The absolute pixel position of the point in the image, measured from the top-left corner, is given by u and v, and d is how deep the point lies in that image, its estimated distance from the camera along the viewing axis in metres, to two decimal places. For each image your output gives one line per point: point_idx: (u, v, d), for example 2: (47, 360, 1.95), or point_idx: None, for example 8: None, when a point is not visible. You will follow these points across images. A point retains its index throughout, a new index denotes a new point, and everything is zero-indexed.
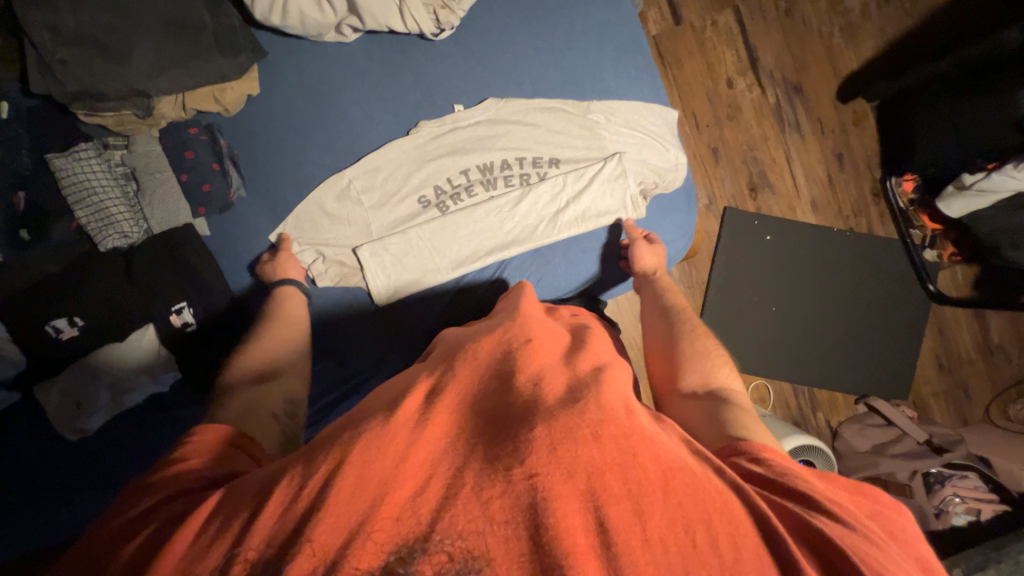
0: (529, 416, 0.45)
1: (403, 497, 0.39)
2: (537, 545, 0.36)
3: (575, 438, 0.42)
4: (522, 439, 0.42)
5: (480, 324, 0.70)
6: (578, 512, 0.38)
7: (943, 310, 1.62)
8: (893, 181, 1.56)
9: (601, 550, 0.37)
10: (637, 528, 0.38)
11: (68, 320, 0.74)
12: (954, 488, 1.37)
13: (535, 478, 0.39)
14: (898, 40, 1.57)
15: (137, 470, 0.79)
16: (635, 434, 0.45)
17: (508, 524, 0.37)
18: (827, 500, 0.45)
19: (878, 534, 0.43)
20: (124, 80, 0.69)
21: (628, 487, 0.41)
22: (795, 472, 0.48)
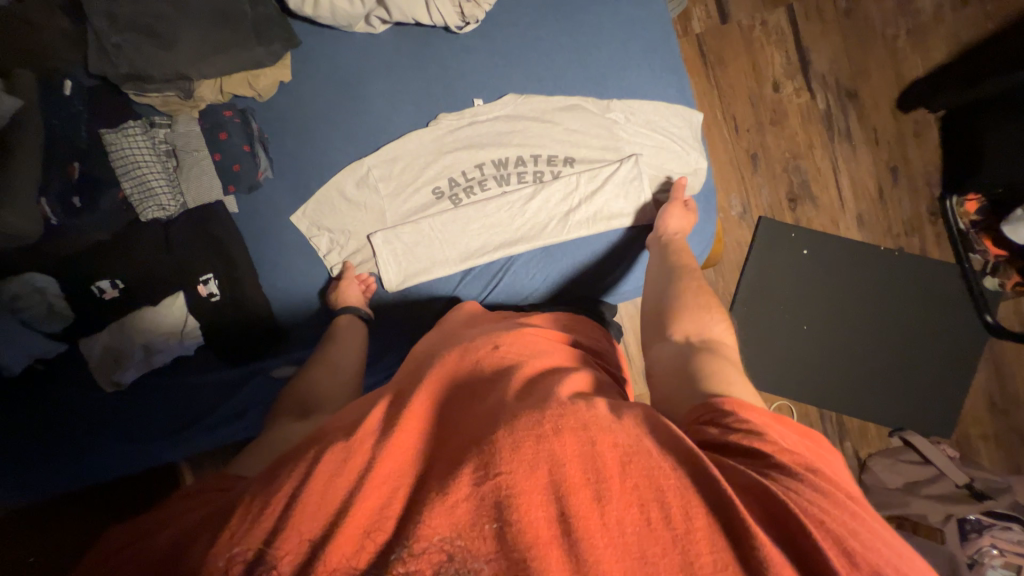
0: (501, 421, 0.46)
1: (375, 503, 0.41)
2: (502, 539, 0.37)
3: (536, 435, 0.43)
4: (486, 443, 0.44)
5: (485, 324, 0.70)
6: (539, 506, 0.39)
7: (1001, 344, 1.48)
8: (954, 201, 1.43)
9: (564, 542, 0.37)
10: (597, 514, 0.39)
11: (110, 282, 0.81)
12: (993, 539, 1.24)
13: (497, 477, 0.40)
14: (973, 45, 1.43)
15: (163, 422, 0.86)
16: (592, 423, 0.45)
17: (477, 526, 0.38)
18: (784, 459, 0.45)
19: (830, 481, 0.44)
20: (171, 64, 0.76)
21: (587, 474, 0.41)
22: (755, 431, 0.47)
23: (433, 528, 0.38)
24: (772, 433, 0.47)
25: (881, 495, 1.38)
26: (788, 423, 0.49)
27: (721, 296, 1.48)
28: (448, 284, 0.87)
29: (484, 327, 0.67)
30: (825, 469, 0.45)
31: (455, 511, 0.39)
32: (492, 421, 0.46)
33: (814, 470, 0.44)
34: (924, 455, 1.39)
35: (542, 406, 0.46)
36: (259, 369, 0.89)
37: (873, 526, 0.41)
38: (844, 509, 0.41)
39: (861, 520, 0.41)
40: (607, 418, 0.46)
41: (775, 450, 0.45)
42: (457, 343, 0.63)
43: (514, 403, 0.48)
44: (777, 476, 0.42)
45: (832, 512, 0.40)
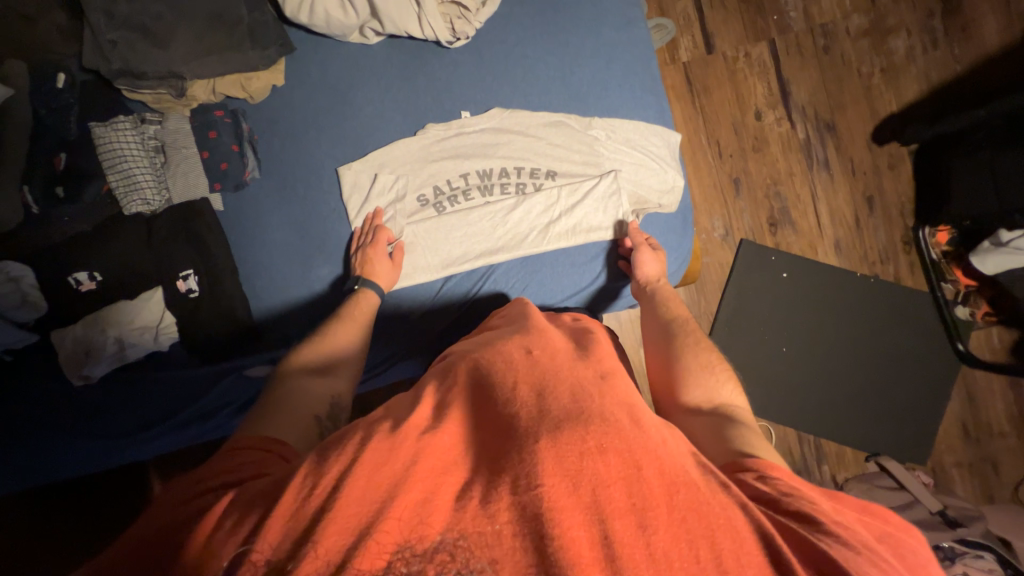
0: (539, 426, 0.43)
1: (414, 501, 0.39)
2: (541, 553, 0.35)
3: (580, 449, 0.40)
4: (526, 450, 0.41)
5: (489, 333, 0.68)
6: (581, 526, 0.37)
7: (973, 373, 1.51)
8: (927, 232, 1.48)
9: (605, 566, 0.35)
10: (640, 543, 0.37)
11: (88, 274, 0.81)
12: (964, 566, 1.22)
13: (535, 489, 0.38)
14: (941, 86, 1.51)
15: (124, 425, 0.85)
16: (642, 448, 0.42)
17: (515, 536, 0.36)
18: (836, 525, 0.42)
19: (884, 559, 0.41)
20: (163, 63, 0.79)
21: (633, 502, 0.39)
22: (805, 494, 0.46)
23: (472, 535, 0.37)
24: (824, 504, 0.45)
25: None
26: (842, 506, 0.47)
27: (703, 316, 1.50)
28: (427, 290, 0.88)
29: (518, 328, 0.65)
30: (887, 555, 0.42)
31: (495, 522, 0.37)
32: (479, 423, 0.47)
33: (871, 545, 0.42)
34: (896, 479, 1.40)
35: (514, 408, 0.47)
36: (234, 368, 0.88)
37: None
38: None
39: None
40: (653, 438, 0.45)
41: (828, 515, 0.43)
42: (453, 353, 0.64)
43: (554, 401, 0.45)
44: (823, 533, 0.41)
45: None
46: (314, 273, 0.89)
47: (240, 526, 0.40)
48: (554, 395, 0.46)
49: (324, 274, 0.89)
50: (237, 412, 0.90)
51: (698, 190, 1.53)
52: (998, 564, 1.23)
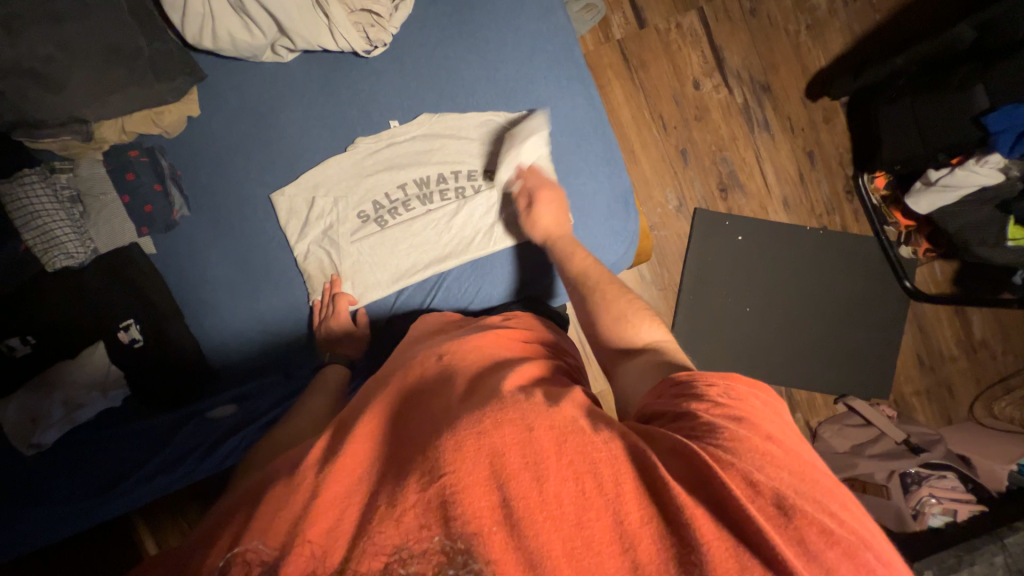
0: (447, 422, 0.44)
1: (327, 523, 0.39)
2: (447, 531, 0.36)
3: (477, 431, 0.41)
4: (429, 450, 0.42)
5: (421, 339, 0.70)
6: (482, 496, 0.37)
7: (922, 307, 1.59)
8: (865, 178, 1.55)
9: (506, 526, 0.36)
10: (535, 494, 0.37)
11: (20, 338, 0.77)
12: (931, 488, 1.34)
13: (441, 477, 0.39)
14: (864, 37, 1.56)
15: (78, 493, 0.78)
16: (532, 411, 0.44)
17: (427, 530, 0.36)
18: (714, 417, 0.45)
19: (755, 429, 0.44)
20: (64, 109, 0.74)
21: (526, 459, 0.39)
22: (698, 391, 0.48)
23: (384, 537, 0.36)
24: (709, 393, 0.48)
25: (831, 461, 1.45)
26: (735, 380, 0.50)
27: (668, 287, 1.54)
28: (380, 307, 0.87)
29: (445, 337, 0.67)
30: (761, 421, 0.45)
31: (404, 519, 0.37)
32: (420, 433, 0.46)
33: (741, 420, 0.45)
34: (864, 417, 1.48)
35: (444, 407, 0.47)
36: (195, 412, 0.85)
37: (790, 462, 0.42)
38: (761, 449, 0.42)
39: (779, 465, 0.42)
40: (543, 404, 0.45)
41: (708, 408, 0.46)
42: (388, 364, 0.66)
43: (465, 404, 0.47)
44: (700, 432, 0.44)
45: (751, 459, 0.41)
46: (263, 305, 0.87)
47: None
48: (481, 398, 0.47)
49: (274, 303, 0.87)
50: (205, 457, 0.82)
51: (647, 164, 1.55)
52: (958, 479, 1.37)
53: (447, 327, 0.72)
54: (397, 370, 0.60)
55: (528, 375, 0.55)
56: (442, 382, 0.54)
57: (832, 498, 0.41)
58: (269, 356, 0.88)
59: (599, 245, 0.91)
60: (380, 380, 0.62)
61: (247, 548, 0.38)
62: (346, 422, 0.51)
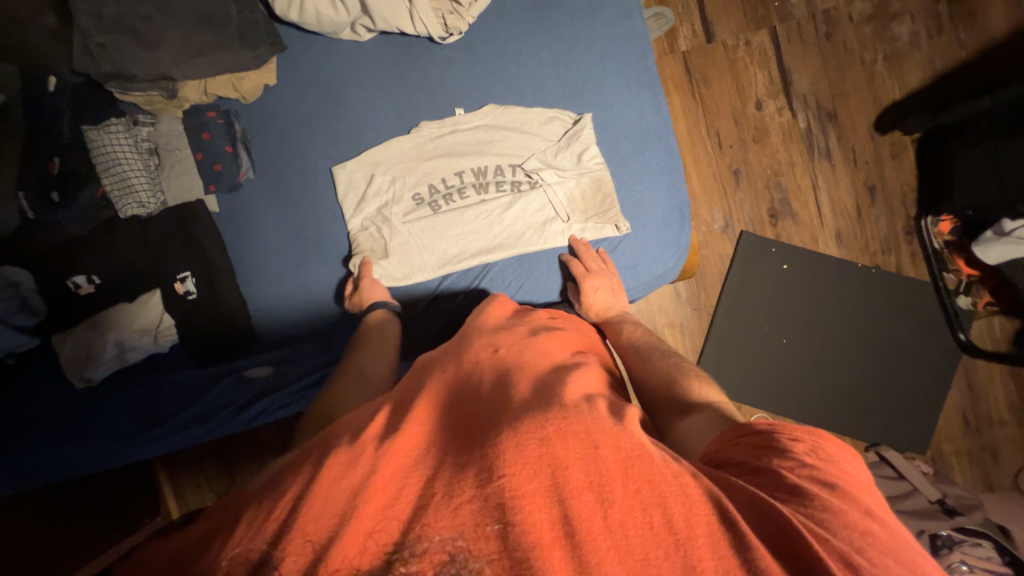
0: (507, 423, 0.46)
1: (380, 505, 0.40)
2: (505, 539, 0.37)
3: (540, 437, 0.43)
4: (491, 444, 0.44)
5: (465, 331, 0.71)
6: (542, 508, 0.38)
7: (975, 363, 1.50)
8: (929, 221, 1.47)
9: (566, 544, 0.37)
10: (599, 517, 0.38)
11: (87, 278, 0.83)
12: (963, 555, 1.20)
13: (500, 478, 0.40)
14: (946, 73, 1.49)
15: (130, 425, 0.84)
16: (597, 429, 0.45)
17: (484, 522, 0.38)
18: (800, 475, 0.44)
19: (849, 498, 0.43)
20: (155, 65, 0.78)
21: (590, 478, 0.41)
22: (781, 445, 0.47)
23: (437, 529, 0.38)
24: (791, 448, 0.47)
25: None
26: (820, 437, 0.49)
27: (703, 308, 1.50)
28: (424, 289, 0.88)
29: (491, 329, 0.68)
30: (860, 494, 0.44)
31: (458, 512, 0.39)
32: (477, 432, 0.47)
33: (834, 488, 0.43)
34: (897, 470, 1.40)
35: (499, 406, 0.50)
36: (234, 368, 0.88)
37: (892, 544, 0.40)
38: (859, 526, 0.40)
39: (872, 535, 0.40)
40: (608, 419, 0.47)
41: (793, 467, 0.45)
42: (425, 357, 0.67)
43: (525, 405, 0.49)
44: (785, 495, 0.43)
45: (841, 530, 0.40)
46: (312, 275, 0.89)
47: (227, 535, 0.40)
48: (540, 401, 0.49)
49: (322, 274, 0.89)
50: (234, 415, 0.86)
51: (698, 182, 1.52)
52: (995, 551, 1.22)
53: (495, 321, 0.72)
54: (451, 356, 0.63)
55: (576, 380, 0.55)
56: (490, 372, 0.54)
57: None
58: (312, 325, 0.90)
59: (649, 255, 0.89)
60: (423, 366, 0.63)
61: (247, 548, 0.38)
62: (395, 407, 0.52)
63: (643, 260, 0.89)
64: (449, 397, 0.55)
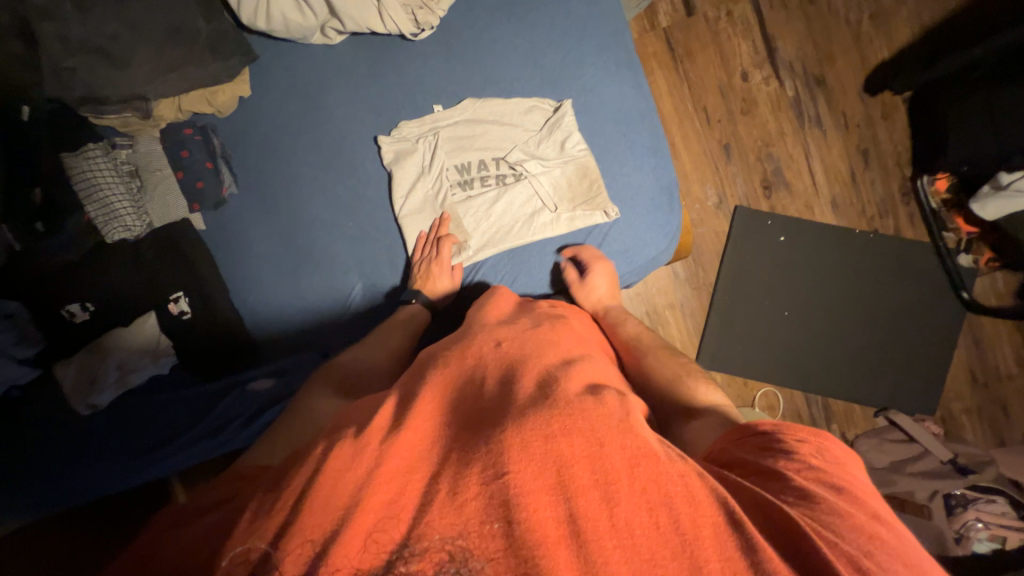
0: (511, 418, 0.46)
1: (386, 497, 0.41)
2: (510, 535, 0.37)
3: (545, 434, 0.43)
4: (495, 438, 0.43)
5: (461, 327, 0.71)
6: (547, 506, 0.39)
7: (979, 320, 1.49)
8: (926, 180, 1.45)
9: (572, 542, 0.37)
10: (604, 516, 0.38)
11: (80, 304, 0.83)
12: (977, 512, 1.27)
13: (504, 475, 0.40)
14: (934, 27, 1.46)
15: (128, 448, 0.78)
16: (602, 426, 0.45)
17: (490, 518, 0.38)
18: (805, 476, 0.45)
19: (853, 500, 0.43)
20: (126, 85, 0.77)
21: (596, 477, 0.41)
22: (786, 447, 0.48)
23: (439, 528, 0.38)
24: (797, 449, 0.48)
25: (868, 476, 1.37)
26: (823, 438, 0.50)
27: (703, 286, 1.49)
28: None
29: (485, 322, 0.69)
30: (866, 497, 0.44)
31: (464, 509, 0.39)
32: (478, 429, 0.47)
33: (839, 489, 0.44)
34: (906, 432, 1.39)
35: (496, 403, 0.49)
36: (239, 382, 0.88)
37: (897, 548, 0.40)
38: (867, 530, 0.41)
39: (876, 537, 0.40)
40: (618, 415, 0.48)
41: (799, 469, 0.46)
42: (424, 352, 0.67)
43: (529, 397, 0.49)
44: (792, 497, 0.43)
45: (845, 532, 0.40)
46: (303, 285, 0.89)
47: (226, 539, 0.40)
48: (540, 395, 0.49)
49: (314, 283, 0.88)
50: (241, 428, 0.80)
51: (688, 159, 1.50)
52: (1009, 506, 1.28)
53: (490, 314, 0.72)
54: (453, 348, 0.63)
55: (579, 376, 0.55)
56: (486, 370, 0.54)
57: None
58: (306, 332, 0.90)
59: (641, 238, 0.88)
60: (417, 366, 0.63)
61: (248, 546, 0.38)
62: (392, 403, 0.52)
63: (635, 244, 0.88)
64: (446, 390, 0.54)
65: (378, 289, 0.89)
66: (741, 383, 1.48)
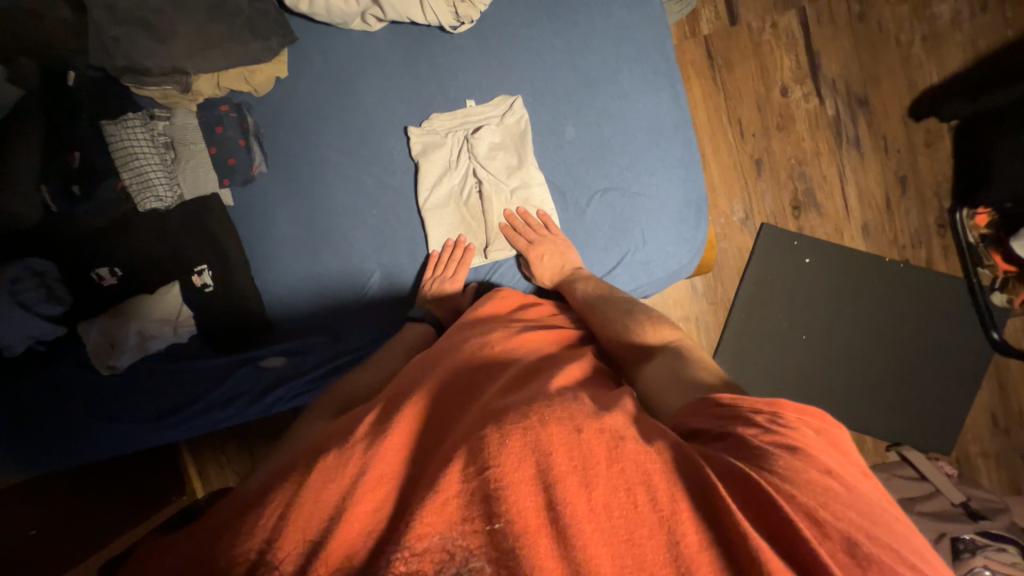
0: (493, 417, 0.47)
1: (369, 508, 0.42)
2: (493, 533, 0.38)
3: (524, 426, 0.44)
4: (476, 436, 0.45)
5: (468, 323, 0.73)
6: (528, 496, 0.39)
7: (1007, 362, 1.44)
8: (964, 215, 1.38)
9: (552, 528, 0.38)
10: (583, 499, 0.39)
11: (109, 269, 0.85)
12: (986, 560, 1.18)
13: (487, 468, 0.41)
14: (991, 53, 1.39)
15: (149, 407, 0.87)
16: (579, 414, 0.46)
17: (467, 521, 0.39)
18: (765, 439, 0.44)
19: (812, 458, 0.43)
20: (168, 60, 0.78)
21: (574, 461, 0.41)
22: (743, 414, 0.47)
23: (430, 531, 0.39)
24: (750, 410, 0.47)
25: None
26: (781, 404, 0.48)
27: (720, 302, 1.47)
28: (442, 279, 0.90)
29: (489, 327, 0.70)
30: (820, 451, 0.44)
31: (445, 507, 0.40)
32: (472, 428, 0.47)
33: (796, 450, 0.43)
34: (919, 471, 1.37)
35: (493, 406, 0.50)
36: (248, 358, 0.89)
37: (853, 501, 0.41)
38: (820, 485, 0.41)
39: (843, 498, 0.40)
40: (591, 407, 0.48)
41: (757, 434, 0.45)
42: (431, 351, 0.69)
43: (507, 401, 0.50)
44: (752, 458, 0.43)
45: (811, 491, 0.40)
46: (322, 267, 0.89)
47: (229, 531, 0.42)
48: (533, 396, 0.50)
49: (333, 265, 0.89)
50: (252, 403, 0.89)
51: (717, 172, 1.47)
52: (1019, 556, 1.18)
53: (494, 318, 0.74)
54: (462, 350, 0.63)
55: (564, 372, 0.57)
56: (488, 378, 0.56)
57: (893, 536, 0.39)
58: (320, 314, 0.90)
59: (664, 251, 0.86)
60: (429, 361, 0.64)
61: (249, 546, 0.40)
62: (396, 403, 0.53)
63: (657, 258, 0.87)
64: (447, 399, 0.55)
65: (394, 280, 0.89)
66: None
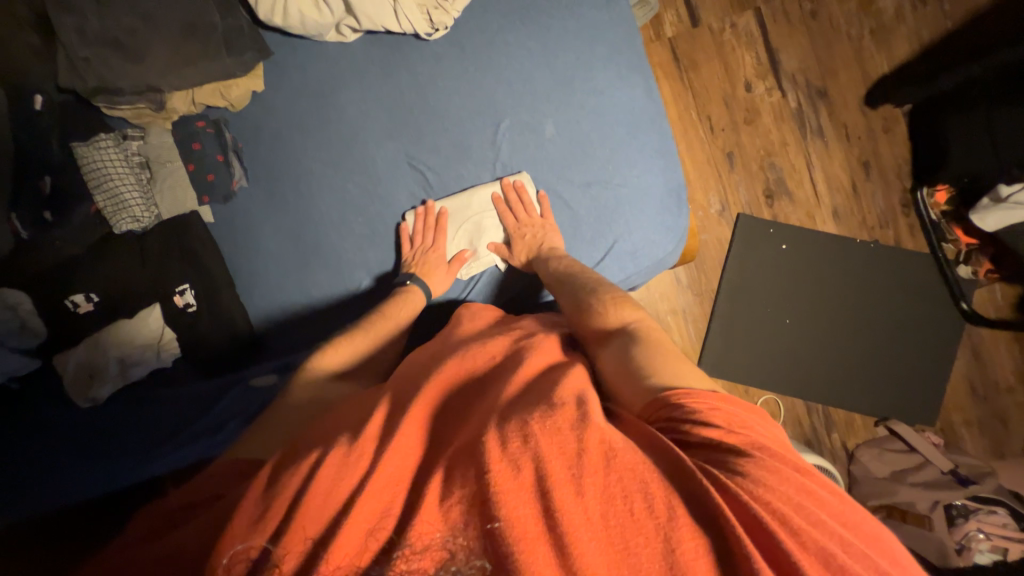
0: (494, 425, 0.49)
1: (376, 509, 0.44)
2: (491, 538, 0.39)
3: (524, 435, 0.46)
4: (478, 447, 0.46)
5: (474, 332, 0.74)
6: (526, 503, 0.41)
7: (979, 331, 1.50)
8: (925, 192, 1.47)
9: (550, 537, 0.39)
10: (582, 508, 0.40)
11: (85, 296, 0.82)
12: (978, 523, 1.26)
13: (486, 476, 0.43)
14: (934, 43, 1.49)
15: (149, 436, 0.79)
16: (578, 424, 0.47)
17: (467, 528, 0.41)
18: (732, 442, 0.47)
19: (780, 459, 0.46)
20: (139, 78, 0.78)
21: (572, 472, 0.42)
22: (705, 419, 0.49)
23: (429, 532, 0.41)
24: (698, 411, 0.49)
25: (869, 485, 1.40)
26: (730, 403, 0.51)
27: (705, 293, 1.50)
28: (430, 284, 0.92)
29: (488, 336, 0.71)
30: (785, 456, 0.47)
31: (449, 516, 0.42)
32: (480, 428, 0.50)
33: (761, 449, 0.47)
34: (908, 443, 1.41)
35: (492, 414, 0.51)
36: (241, 379, 0.86)
37: (830, 504, 0.44)
38: (805, 493, 0.44)
39: (814, 500, 0.43)
40: (590, 416, 0.49)
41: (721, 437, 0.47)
42: (420, 352, 0.71)
43: (514, 409, 0.51)
44: (732, 464, 0.44)
45: (778, 487, 0.43)
46: (310, 277, 0.90)
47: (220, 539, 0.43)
48: (537, 401, 0.52)
49: (319, 278, 0.90)
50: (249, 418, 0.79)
51: (692, 166, 1.52)
52: (1010, 516, 1.27)
53: (487, 325, 0.76)
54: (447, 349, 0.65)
55: (573, 377, 0.57)
56: (490, 386, 0.59)
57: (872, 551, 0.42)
58: (310, 328, 0.90)
59: (650, 240, 0.89)
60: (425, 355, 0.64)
61: (247, 547, 0.42)
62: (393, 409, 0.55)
63: (643, 246, 0.89)
64: (466, 403, 0.58)
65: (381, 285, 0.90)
66: (742, 391, 1.48)
